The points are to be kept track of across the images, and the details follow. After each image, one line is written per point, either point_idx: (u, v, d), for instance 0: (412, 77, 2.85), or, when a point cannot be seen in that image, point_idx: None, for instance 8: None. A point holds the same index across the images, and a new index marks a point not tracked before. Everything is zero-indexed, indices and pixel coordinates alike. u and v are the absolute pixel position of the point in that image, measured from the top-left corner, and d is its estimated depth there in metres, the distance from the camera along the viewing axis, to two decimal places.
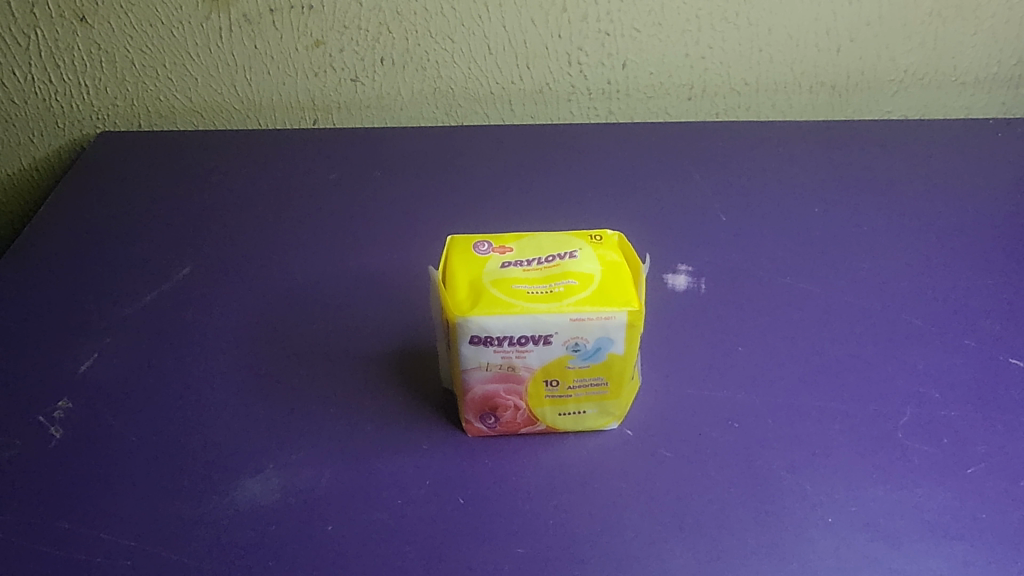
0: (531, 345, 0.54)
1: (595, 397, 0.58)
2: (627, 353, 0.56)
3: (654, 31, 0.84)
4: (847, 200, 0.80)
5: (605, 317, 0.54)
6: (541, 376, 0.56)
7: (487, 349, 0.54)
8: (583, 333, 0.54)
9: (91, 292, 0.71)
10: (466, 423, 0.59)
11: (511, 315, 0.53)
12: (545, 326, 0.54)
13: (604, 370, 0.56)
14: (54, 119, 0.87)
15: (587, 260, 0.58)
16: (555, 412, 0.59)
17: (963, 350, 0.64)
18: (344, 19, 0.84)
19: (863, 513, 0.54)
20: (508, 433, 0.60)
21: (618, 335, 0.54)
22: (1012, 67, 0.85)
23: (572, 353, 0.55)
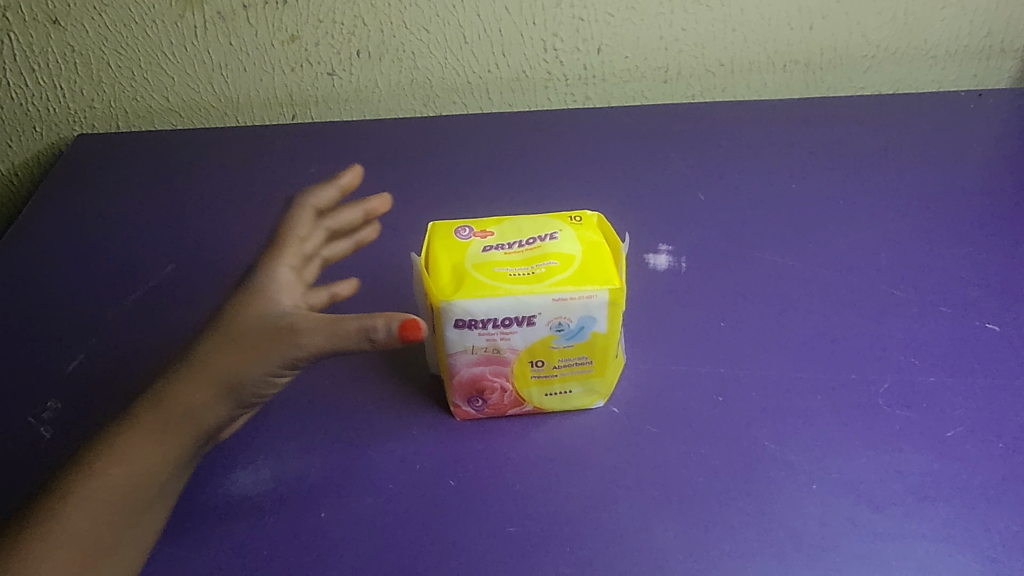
0: (515, 326, 0.50)
1: (579, 376, 0.53)
2: (612, 332, 0.51)
3: (628, 16, 0.81)
4: (831, 173, 0.76)
5: (587, 295, 0.49)
6: (526, 358, 0.52)
7: (471, 333, 0.50)
8: (566, 312, 0.50)
9: (56, 283, 0.69)
10: (453, 406, 0.55)
11: (495, 298, 0.49)
12: (527, 307, 0.49)
13: (588, 349, 0.52)
14: (31, 123, 0.87)
15: (568, 240, 0.53)
16: (540, 392, 0.54)
17: (948, 312, 0.60)
18: (318, 13, 0.80)
19: (853, 481, 0.50)
20: (496, 415, 0.55)
21: (601, 313, 0.50)
22: (984, 38, 0.83)
23: (556, 333, 0.51)
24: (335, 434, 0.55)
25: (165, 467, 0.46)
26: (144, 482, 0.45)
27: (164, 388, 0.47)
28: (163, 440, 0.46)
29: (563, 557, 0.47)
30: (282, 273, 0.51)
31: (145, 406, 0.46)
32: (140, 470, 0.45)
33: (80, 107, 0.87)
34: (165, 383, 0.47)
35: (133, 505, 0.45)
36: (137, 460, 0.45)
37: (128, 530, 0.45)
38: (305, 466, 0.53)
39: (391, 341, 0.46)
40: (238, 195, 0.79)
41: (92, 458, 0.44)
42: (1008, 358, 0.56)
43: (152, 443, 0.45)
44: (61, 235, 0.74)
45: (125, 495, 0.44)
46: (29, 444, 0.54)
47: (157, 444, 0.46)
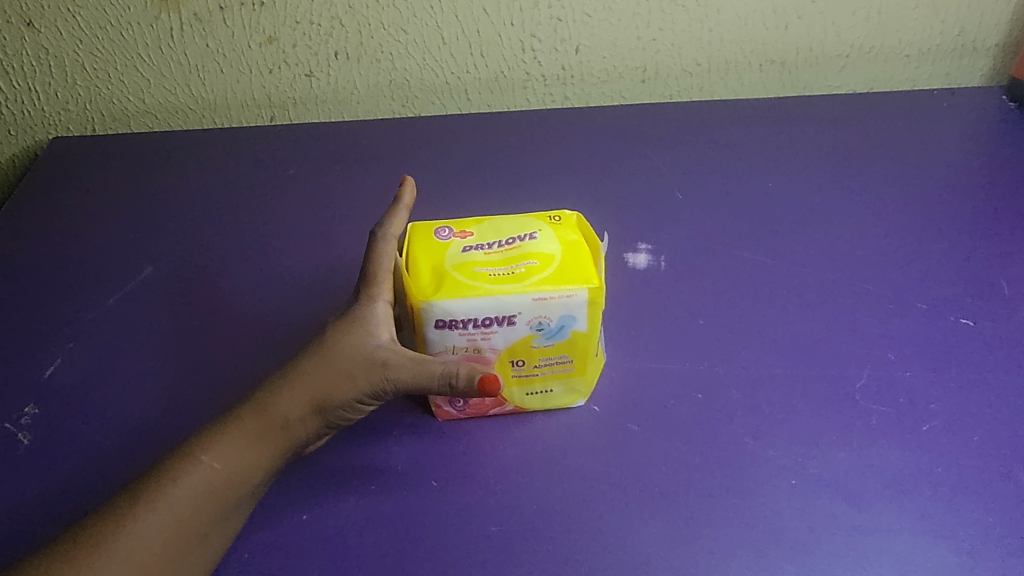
0: (495, 327, 0.50)
1: (560, 375, 0.54)
2: (593, 331, 0.52)
3: (605, 16, 0.81)
4: (806, 172, 0.77)
5: (567, 295, 0.49)
6: (506, 358, 0.52)
7: (452, 333, 0.50)
8: (546, 312, 0.50)
9: (32, 287, 0.68)
10: (434, 407, 0.55)
11: (475, 298, 0.49)
12: (508, 307, 0.49)
13: (568, 349, 0.52)
14: (6, 126, 0.87)
15: (548, 240, 0.53)
16: (522, 391, 0.54)
17: (923, 308, 0.61)
18: (295, 14, 0.80)
19: (831, 476, 0.50)
20: (477, 415, 0.55)
21: (581, 313, 0.50)
22: (956, 38, 0.84)
23: (536, 333, 0.51)
24: None
25: (263, 475, 0.49)
26: (242, 484, 0.48)
27: (266, 399, 0.50)
28: (262, 448, 0.49)
29: (545, 555, 0.47)
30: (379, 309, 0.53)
31: (249, 414, 0.49)
32: (238, 472, 0.48)
33: (55, 110, 0.86)
34: (267, 395, 0.50)
35: (232, 503, 0.47)
36: (238, 463, 0.48)
37: (222, 524, 0.47)
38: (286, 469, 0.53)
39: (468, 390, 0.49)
40: (216, 198, 0.78)
41: (194, 453, 0.48)
42: (982, 353, 0.57)
43: (252, 450, 0.49)
44: (38, 238, 0.74)
45: (224, 491, 0.47)
46: (6, 450, 0.54)
47: (256, 450, 0.49)
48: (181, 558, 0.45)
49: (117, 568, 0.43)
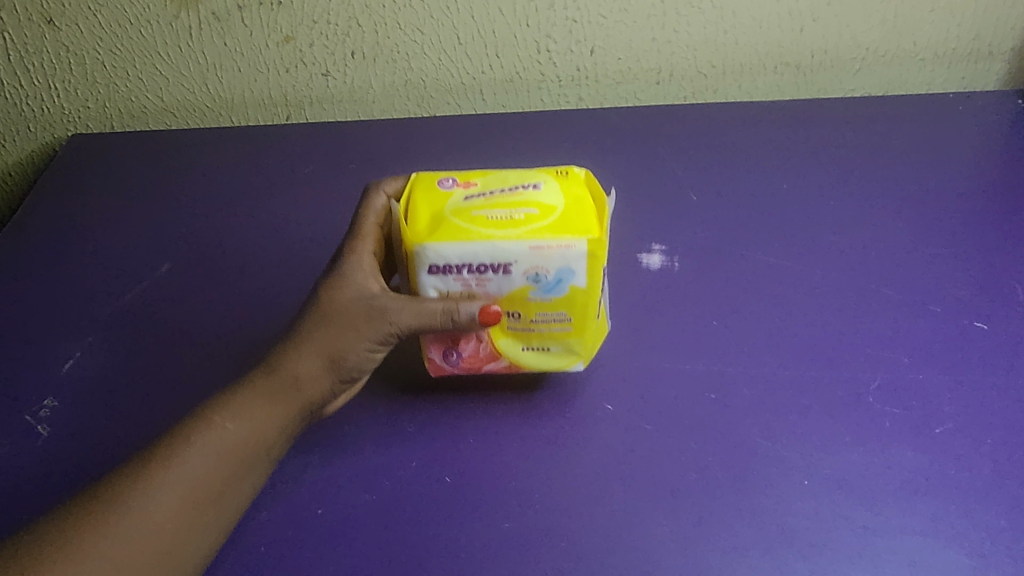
0: (491, 274, 0.49)
1: (558, 335, 0.51)
2: (592, 289, 0.49)
3: (620, 17, 0.81)
4: (819, 174, 0.77)
5: (565, 245, 0.47)
6: (502, 308, 0.50)
7: (445, 278, 0.49)
8: (542, 263, 0.48)
9: (52, 282, 0.69)
10: (428, 359, 0.54)
11: (469, 243, 0.48)
12: (503, 255, 0.48)
13: (566, 306, 0.50)
14: (25, 122, 0.88)
15: (552, 190, 0.51)
16: (518, 348, 0.52)
17: (936, 313, 0.61)
18: (313, 14, 0.80)
19: (842, 475, 0.50)
20: (472, 371, 0.54)
21: (581, 267, 0.48)
22: (972, 41, 0.83)
23: (533, 284, 0.49)
24: (335, 433, 0.56)
25: (280, 432, 0.49)
26: (259, 441, 0.48)
27: (273, 361, 0.51)
28: (276, 404, 0.49)
29: (559, 552, 0.48)
30: (365, 261, 0.54)
31: (258, 377, 0.50)
32: (253, 430, 0.48)
33: (74, 107, 0.87)
34: (273, 358, 0.51)
35: (250, 461, 0.48)
36: (253, 421, 0.48)
37: (241, 483, 0.47)
38: (304, 464, 0.54)
39: (471, 323, 0.49)
40: (233, 195, 0.79)
41: (204, 415, 0.48)
42: (994, 357, 0.57)
43: (266, 409, 0.49)
44: (57, 233, 0.75)
45: (241, 449, 0.47)
46: (27, 441, 0.55)
47: (269, 406, 0.49)
48: (201, 516, 0.45)
49: (134, 525, 0.42)
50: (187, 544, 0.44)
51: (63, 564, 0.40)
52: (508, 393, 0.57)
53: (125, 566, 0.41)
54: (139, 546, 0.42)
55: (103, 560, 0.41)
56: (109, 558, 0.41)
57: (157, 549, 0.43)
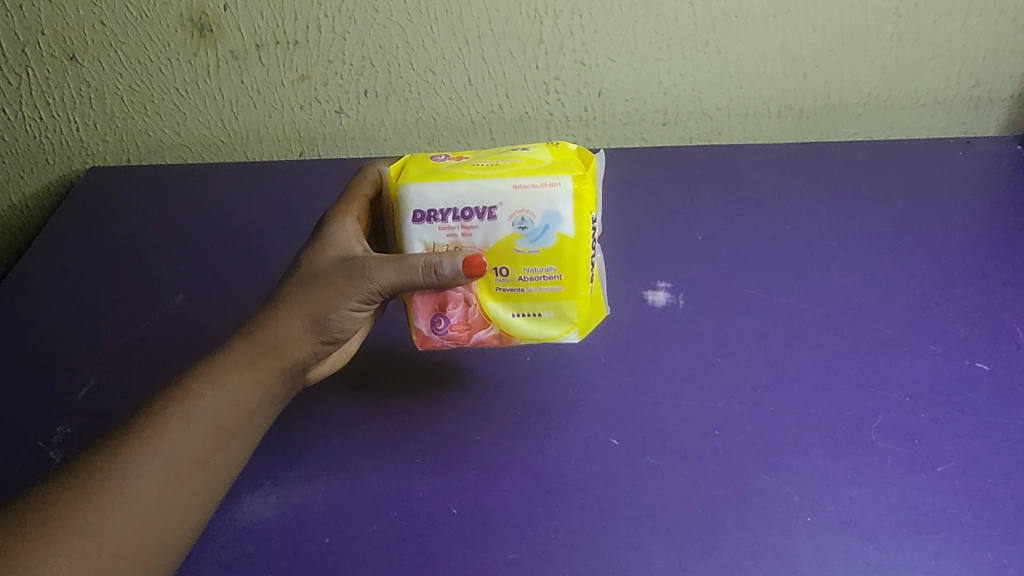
0: (476, 221, 0.48)
1: (549, 295, 0.50)
2: (581, 239, 0.48)
3: (627, 61, 0.83)
4: (822, 215, 0.78)
5: (551, 183, 0.47)
6: (490, 263, 0.49)
7: (432, 227, 0.48)
8: (527, 204, 0.47)
9: (68, 311, 0.70)
10: (415, 329, 0.52)
11: (454, 184, 0.48)
12: (487, 197, 0.48)
13: (555, 259, 0.48)
14: (44, 155, 0.90)
15: (541, 151, 0.51)
16: (508, 313, 0.51)
17: (937, 353, 0.61)
18: (328, 54, 0.82)
19: (845, 512, 0.51)
20: (460, 342, 0.52)
21: (568, 210, 0.47)
22: (972, 88, 0.85)
23: (519, 231, 0.48)
24: (344, 463, 0.56)
25: (262, 398, 0.50)
26: (241, 408, 0.48)
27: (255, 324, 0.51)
28: (256, 368, 0.49)
29: None
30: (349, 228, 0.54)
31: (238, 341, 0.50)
32: (236, 398, 0.48)
33: (92, 140, 0.89)
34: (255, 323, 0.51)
35: (232, 430, 0.48)
36: (234, 388, 0.48)
37: (225, 452, 0.47)
38: (315, 493, 0.55)
39: (455, 277, 0.48)
40: (246, 227, 0.80)
41: (185, 384, 0.47)
42: (995, 398, 0.58)
43: (248, 374, 0.49)
44: (73, 265, 0.76)
45: (222, 416, 0.47)
46: (41, 467, 0.56)
47: (249, 370, 0.49)
48: (186, 487, 0.45)
49: (120, 506, 0.42)
50: (171, 516, 0.44)
51: (45, 543, 0.40)
52: (515, 427, 0.58)
53: (108, 542, 0.41)
54: (122, 521, 0.42)
55: (86, 537, 0.41)
56: (93, 535, 0.41)
57: (144, 526, 0.43)
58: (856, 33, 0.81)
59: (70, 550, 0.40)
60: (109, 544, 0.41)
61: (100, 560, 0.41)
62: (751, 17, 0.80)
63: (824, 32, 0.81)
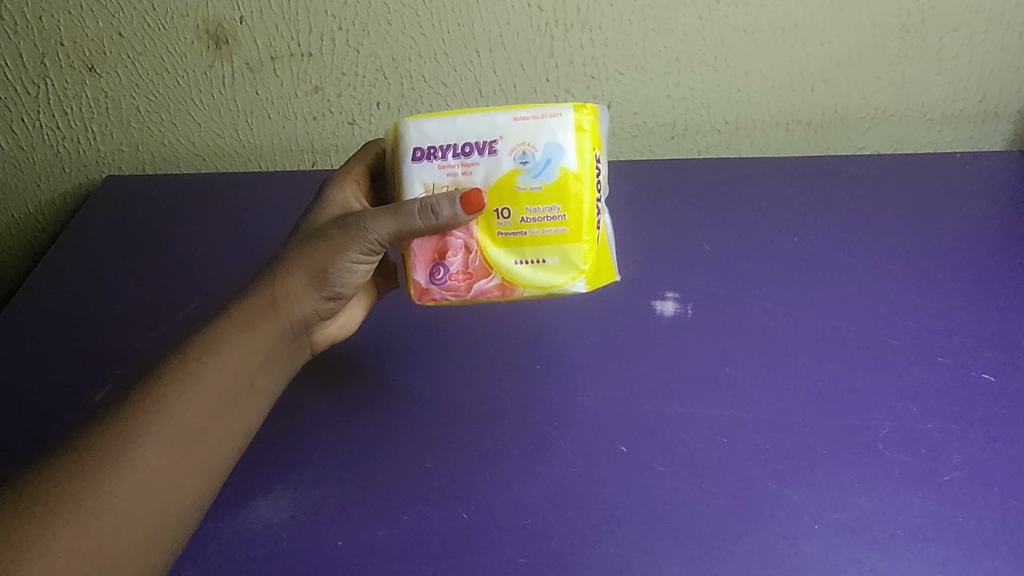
0: (476, 156, 0.51)
1: (553, 237, 0.52)
2: (582, 174, 0.51)
3: (637, 74, 0.84)
4: (829, 228, 0.79)
5: (551, 115, 0.50)
6: (492, 205, 0.51)
7: (431, 165, 0.51)
8: (529, 137, 0.50)
9: (84, 318, 0.71)
10: (415, 282, 0.54)
11: (457, 121, 0.51)
12: (488, 132, 0.51)
13: (557, 196, 0.51)
14: (61, 164, 0.91)
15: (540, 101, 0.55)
16: (511, 261, 0.53)
17: (943, 366, 0.62)
18: (342, 66, 0.84)
19: (851, 520, 0.51)
20: (461, 294, 0.54)
21: (567, 142, 0.50)
22: (979, 103, 0.86)
23: (521, 166, 0.50)
24: (355, 467, 0.57)
25: (262, 361, 0.50)
26: (239, 375, 0.48)
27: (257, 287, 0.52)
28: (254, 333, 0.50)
29: None
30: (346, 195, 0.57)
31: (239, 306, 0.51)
32: (234, 365, 0.48)
33: (109, 149, 0.91)
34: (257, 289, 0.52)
35: (232, 396, 0.48)
36: (232, 354, 0.49)
37: (227, 419, 0.47)
38: (326, 495, 0.55)
39: (451, 216, 0.50)
40: (258, 235, 0.81)
41: (184, 352, 0.48)
42: (1000, 409, 0.58)
43: (247, 337, 0.50)
44: (90, 274, 0.77)
45: (221, 384, 0.47)
46: None
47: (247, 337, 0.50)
48: (188, 459, 0.44)
49: (120, 480, 0.42)
50: (172, 487, 0.43)
51: (43, 517, 0.39)
52: (524, 433, 0.59)
53: (107, 513, 0.41)
54: (121, 492, 0.41)
55: (84, 508, 0.40)
56: (91, 506, 0.40)
57: (145, 498, 0.42)
58: (863, 48, 0.82)
59: (68, 525, 0.40)
60: (108, 515, 0.41)
61: (99, 532, 0.40)
62: (759, 31, 0.81)
63: (832, 47, 0.82)
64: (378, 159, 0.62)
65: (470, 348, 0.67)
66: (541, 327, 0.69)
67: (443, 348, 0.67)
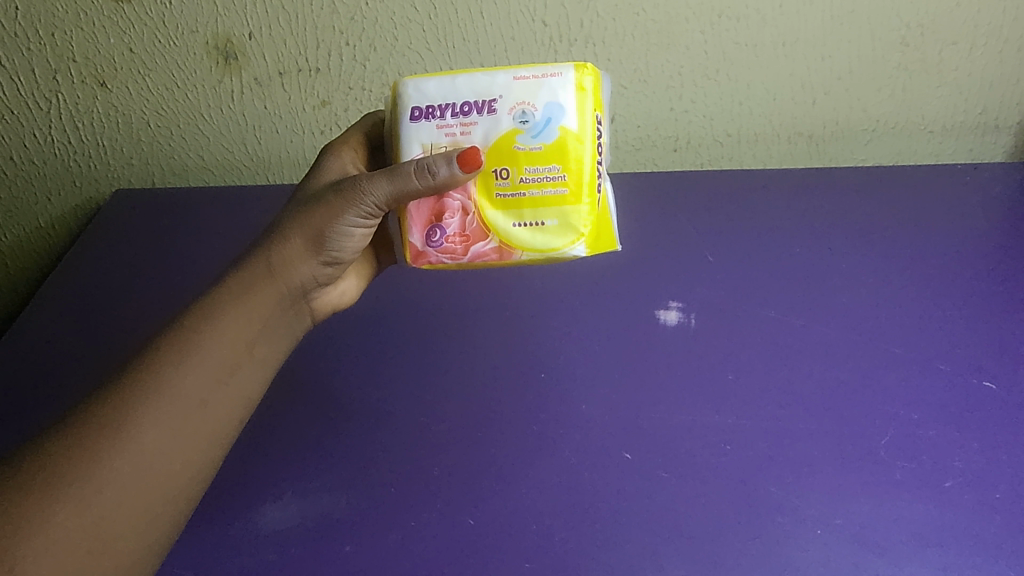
0: (475, 116, 0.51)
1: (553, 198, 0.52)
2: (581, 133, 0.51)
3: (640, 88, 0.85)
4: (830, 237, 0.79)
5: (551, 75, 0.51)
6: (491, 165, 0.52)
7: (429, 125, 0.52)
8: (528, 96, 0.51)
9: (96, 333, 0.72)
10: (411, 244, 0.54)
11: (457, 81, 0.52)
12: (487, 92, 0.51)
13: (557, 155, 0.51)
14: (72, 177, 0.93)
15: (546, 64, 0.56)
16: (509, 223, 0.53)
17: (944, 375, 0.62)
18: (349, 81, 0.85)
19: (853, 526, 0.52)
20: (456, 256, 0.54)
21: (567, 101, 0.51)
22: (979, 115, 0.87)
23: (520, 125, 0.51)
24: (362, 473, 0.58)
25: (260, 331, 0.51)
26: (237, 345, 0.49)
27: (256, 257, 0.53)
28: (249, 302, 0.51)
29: None
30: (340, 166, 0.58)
31: (236, 275, 0.52)
32: (231, 335, 0.49)
33: (119, 163, 0.92)
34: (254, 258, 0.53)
35: (229, 366, 0.48)
36: (230, 324, 0.49)
37: (226, 389, 0.48)
38: (333, 501, 0.56)
39: (449, 177, 0.50)
40: None
41: (182, 325, 0.48)
42: (1001, 417, 0.58)
43: (245, 307, 0.51)
44: (102, 289, 0.79)
45: (218, 353, 0.48)
46: None
47: (243, 307, 0.51)
48: (187, 431, 0.45)
49: (117, 453, 0.42)
50: (172, 459, 0.44)
51: (43, 492, 0.40)
52: (529, 440, 0.60)
53: (108, 486, 0.41)
54: (122, 465, 0.42)
55: (85, 482, 0.41)
56: (92, 480, 0.41)
57: (142, 469, 0.43)
58: (863, 61, 0.83)
59: (67, 497, 0.40)
60: (108, 490, 0.41)
61: (100, 506, 0.41)
62: (760, 45, 0.82)
63: (833, 61, 0.83)
64: (377, 129, 0.63)
65: (474, 357, 0.68)
66: (546, 335, 0.70)
67: (448, 356, 0.68)
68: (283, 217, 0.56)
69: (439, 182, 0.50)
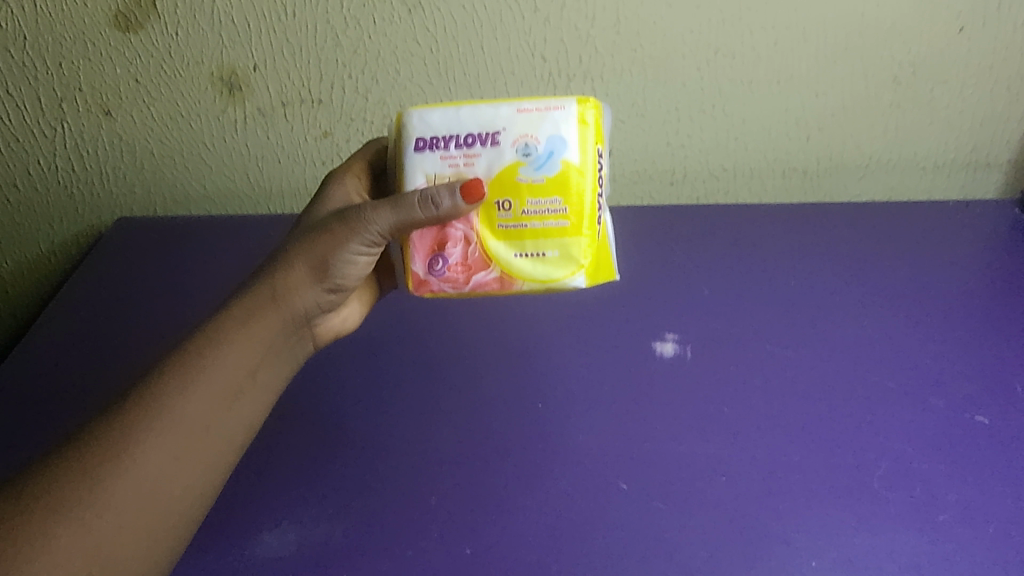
0: (479, 147, 0.52)
1: (554, 230, 0.53)
2: (583, 167, 0.52)
3: (637, 122, 0.87)
4: (824, 271, 0.80)
5: (553, 109, 0.52)
6: (494, 197, 0.53)
7: (433, 156, 0.53)
8: (531, 128, 0.52)
9: (96, 360, 0.73)
10: (414, 272, 0.55)
11: (460, 113, 0.52)
12: (490, 124, 0.52)
13: (559, 188, 0.52)
14: (75, 204, 0.94)
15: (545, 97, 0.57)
16: (511, 254, 0.54)
17: (937, 408, 0.63)
18: (351, 112, 0.86)
19: (847, 558, 0.52)
20: (457, 284, 0.55)
21: (569, 134, 0.52)
22: (970, 152, 0.88)
23: (523, 157, 0.52)
24: (359, 501, 0.58)
25: (262, 357, 0.52)
26: (239, 370, 0.50)
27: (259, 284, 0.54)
28: (252, 328, 0.52)
29: None
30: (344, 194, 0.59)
31: (239, 300, 0.53)
32: (233, 360, 0.49)
33: (121, 191, 0.93)
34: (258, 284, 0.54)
35: (231, 391, 0.49)
36: (232, 349, 0.50)
37: (226, 414, 0.48)
38: (331, 528, 0.56)
39: (452, 207, 0.51)
40: None
41: (184, 350, 0.49)
42: (992, 450, 0.59)
43: (248, 332, 0.51)
44: (103, 315, 0.79)
45: (220, 378, 0.48)
46: None
47: (245, 333, 0.51)
48: (187, 455, 0.45)
49: (118, 477, 0.42)
50: (173, 483, 0.44)
51: (44, 515, 0.40)
52: (526, 470, 0.60)
53: (109, 510, 0.42)
54: (123, 490, 0.42)
55: (86, 506, 0.41)
56: (93, 504, 0.41)
57: (143, 493, 0.43)
58: (856, 98, 0.84)
59: (68, 520, 0.40)
60: (110, 513, 0.42)
61: (100, 530, 0.41)
62: (755, 82, 0.83)
63: (827, 98, 0.85)
64: (379, 156, 0.64)
65: (472, 386, 0.68)
66: (544, 365, 0.70)
67: (446, 385, 0.69)
68: (288, 244, 0.56)
69: (443, 212, 0.51)
